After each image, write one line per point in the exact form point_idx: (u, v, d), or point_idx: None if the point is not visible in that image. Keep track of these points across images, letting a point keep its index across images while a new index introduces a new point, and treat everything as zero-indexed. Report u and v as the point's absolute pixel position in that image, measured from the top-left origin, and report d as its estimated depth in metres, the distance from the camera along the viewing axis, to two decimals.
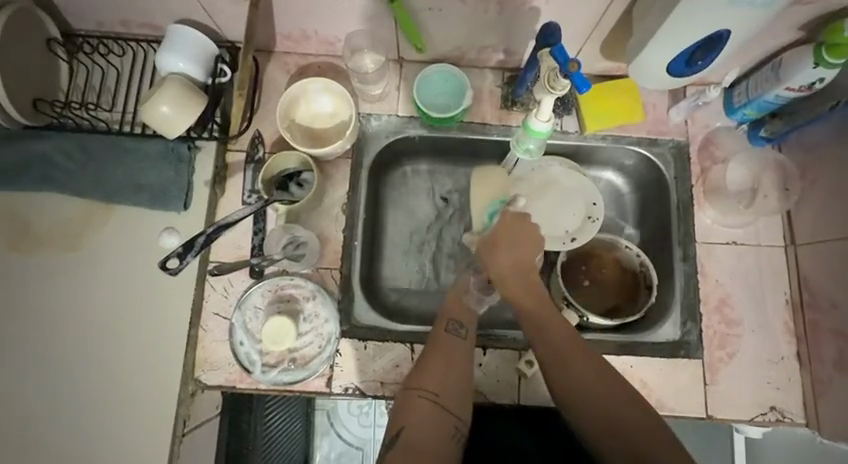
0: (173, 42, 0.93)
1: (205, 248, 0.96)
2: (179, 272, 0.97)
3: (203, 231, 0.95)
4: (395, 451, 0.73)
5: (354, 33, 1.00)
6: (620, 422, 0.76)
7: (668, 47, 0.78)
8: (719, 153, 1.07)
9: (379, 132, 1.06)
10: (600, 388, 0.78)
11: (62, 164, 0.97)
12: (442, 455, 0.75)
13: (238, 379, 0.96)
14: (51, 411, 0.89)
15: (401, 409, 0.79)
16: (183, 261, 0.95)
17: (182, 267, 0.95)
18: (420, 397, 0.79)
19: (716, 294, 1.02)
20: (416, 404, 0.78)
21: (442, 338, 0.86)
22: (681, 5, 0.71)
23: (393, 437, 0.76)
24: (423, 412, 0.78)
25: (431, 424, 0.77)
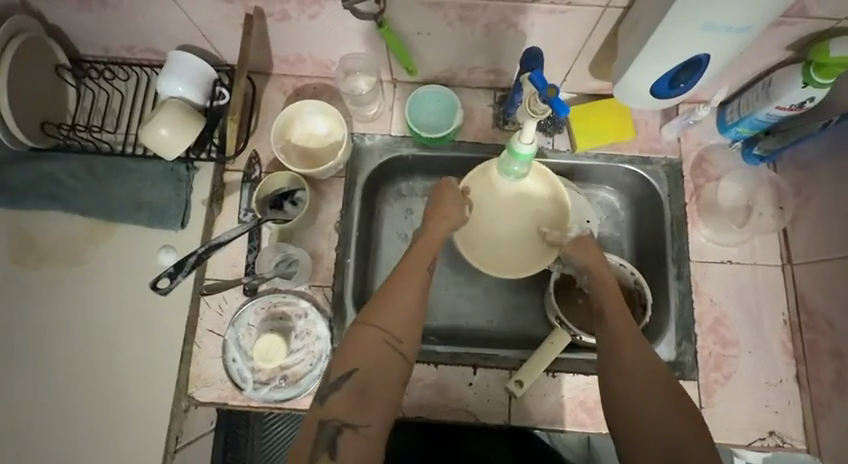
0: (172, 68, 0.96)
1: (197, 267, 0.96)
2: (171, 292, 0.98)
3: (196, 250, 0.95)
4: (339, 396, 0.70)
5: (347, 56, 1.01)
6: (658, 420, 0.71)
7: (651, 70, 0.78)
8: (713, 171, 1.06)
9: (373, 150, 1.08)
10: (652, 388, 0.73)
11: (67, 183, 1.00)
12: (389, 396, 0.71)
13: (230, 396, 0.97)
14: (62, 417, 0.95)
15: (356, 348, 0.72)
16: (173, 281, 0.96)
17: (172, 286, 0.96)
18: (383, 343, 0.73)
19: (711, 313, 1.00)
20: (373, 348, 0.73)
21: (415, 280, 0.79)
22: (657, 34, 0.72)
23: (341, 378, 0.71)
24: (379, 356, 0.73)
25: (385, 371, 0.72)
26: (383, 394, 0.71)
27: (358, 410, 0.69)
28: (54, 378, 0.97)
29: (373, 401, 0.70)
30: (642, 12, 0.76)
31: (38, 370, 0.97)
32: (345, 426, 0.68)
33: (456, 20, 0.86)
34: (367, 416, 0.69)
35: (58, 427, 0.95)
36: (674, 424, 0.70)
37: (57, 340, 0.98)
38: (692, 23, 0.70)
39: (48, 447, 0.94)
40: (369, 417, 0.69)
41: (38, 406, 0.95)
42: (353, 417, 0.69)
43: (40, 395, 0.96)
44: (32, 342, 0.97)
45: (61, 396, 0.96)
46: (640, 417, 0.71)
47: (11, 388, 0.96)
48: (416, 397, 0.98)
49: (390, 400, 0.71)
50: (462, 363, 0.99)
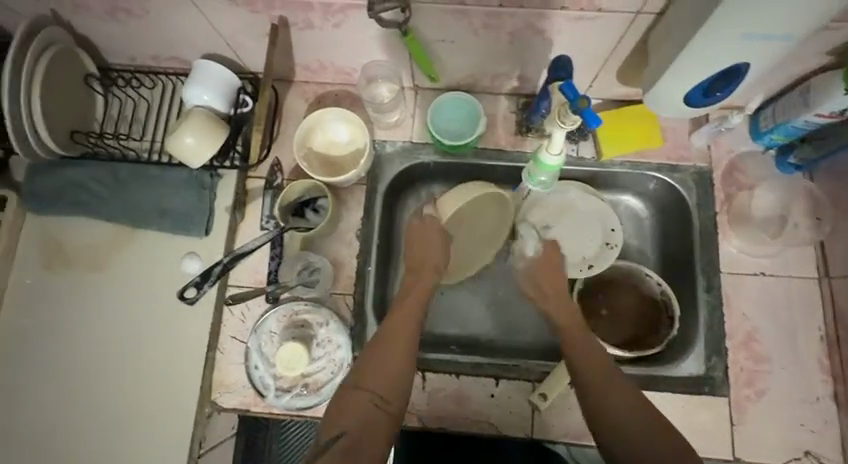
0: (198, 76, 0.96)
1: (222, 277, 1.01)
2: (197, 302, 1.01)
3: (221, 260, 1.00)
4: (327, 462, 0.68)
5: (369, 64, 1.01)
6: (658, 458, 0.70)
7: (685, 78, 0.76)
8: (745, 180, 1.03)
9: (394, 157, 1.07)
10: (640, 422, 0.73)
11: (94, 190, 1.02)
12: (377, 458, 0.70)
13: (252, 403, 0.98)
14: (91, 419, 0.98)
15: (346, 409, 0.73)
16: (201, 290, 1.00)
17: (199, 296, 1.00)
18: (371, 404, 0.74)
19: (743, 327, 0.97)
20: (358, 408, 0.73)
21: (401, 331, 0.81)
22: (692, 46, 0.70)
23: (329, 442, 0.70)
24: (366, 415, 0.72)
25: (373, 430, 0.72)
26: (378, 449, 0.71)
27: None
28: (84, 381, 0.99)
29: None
30: (676, 18, 0.73)
31: (69, 373, 1.00)
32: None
33: (481, 27, 0.85)
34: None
35: (88, 429, 0.97)
36: (671, 457, 0.70)
37: (85, 344, 1.00)
38: (730, 32, 0.67)
39: (79, 448, 0.97)
40: None
41: (70, 408, 0.98)
42: None
43: (71, 398, 0.99)
44: (64, 347, 1.00)
45: (90, 399, 0.99)
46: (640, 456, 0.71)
47: (46, 389, 0.99)
48: (437, 408, 0.97)
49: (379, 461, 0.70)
50: (484, 373, 0.97)
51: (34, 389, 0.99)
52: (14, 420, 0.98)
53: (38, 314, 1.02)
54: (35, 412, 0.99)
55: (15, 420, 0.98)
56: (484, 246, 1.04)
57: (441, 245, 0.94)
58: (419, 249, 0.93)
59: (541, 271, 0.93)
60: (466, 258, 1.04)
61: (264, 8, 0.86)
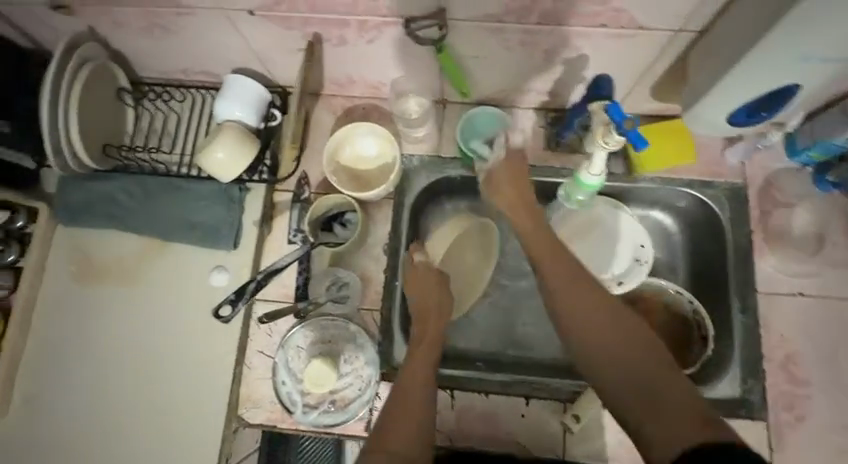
0: (228, 91, 0.96)
1: (254, 296, 1.01)
2: (231, 321, 1.00)
3: (254, 277, 1.00)
4: None
5: (399, 79, 1.01)
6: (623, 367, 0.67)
7: (730, 98, 0.75)
8: (781, 197, 1.01)
9: (421, 170, 1.05)
10: (605, 333, 0.70)
11: (124, 203, 1.03)
12: None
13: (280, 419, 0.97)
14: (118, 432, 0.98)
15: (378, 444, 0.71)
16: (234, 309, 0.99)
17: (233, 315, 0.99)
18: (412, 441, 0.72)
19: (781, 350, 0.95)
20: None
21: (417, 370, 0.81)
22: (737, 70, 0.70)
23: None
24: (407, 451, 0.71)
25: None
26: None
27: None
28: (111, 394, 0.99)
29: None
30: (723, 38, 0.72)
31: (97, 385, 1.00)
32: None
33: (517, 44, 0.84)
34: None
35: (115, 443, 0.97)
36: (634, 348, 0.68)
37: (114, 357, 1.01)
38: (782, 53, 0.66)
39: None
40: None
41: (97, 422, 0.99)
42: None
43: (99, 411, 0.99)
44: (93, 361, 1.01)
45: (117, 413, 0.99)
46: (604, 364, 0.68)
47: (75, 401, 1.00)
48: (466, 428, 0.95)
49: None
50: (514, 393, 0.96)
51: (62, 403, 1.00)
52: (42, 432, 0.99)
53: (68, 327, 1.02)
54: (63, 426, 0.99)
55: (44, 433, 0.99)
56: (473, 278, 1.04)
57: (437, 287, 0.93)
58: (425, 294, 0.92)
59: (511, 187, 0.91)
60: (462, 295, 1.04)
61: (299, 25, 0.86)
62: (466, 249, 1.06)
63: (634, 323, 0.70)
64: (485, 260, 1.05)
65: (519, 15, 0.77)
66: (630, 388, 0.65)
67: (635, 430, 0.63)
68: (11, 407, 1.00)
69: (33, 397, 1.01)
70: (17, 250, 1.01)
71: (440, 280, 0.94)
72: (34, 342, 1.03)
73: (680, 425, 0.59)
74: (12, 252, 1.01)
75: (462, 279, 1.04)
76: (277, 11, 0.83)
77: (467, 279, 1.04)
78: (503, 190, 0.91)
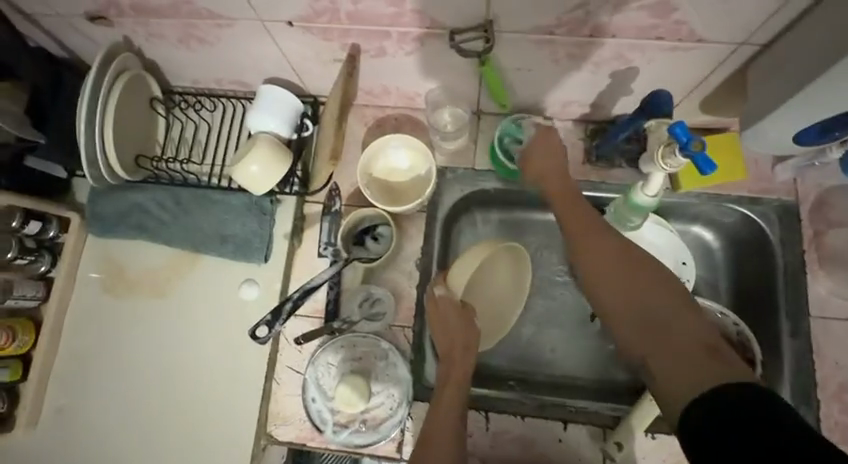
0: (263, 102, 0.94)
1: (291, 314, 0.97)
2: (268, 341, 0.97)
3: (290, 297, 0.96)
4: None
5: (437, 90, 0.98)
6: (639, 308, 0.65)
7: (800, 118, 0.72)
8: (833, 217, 0.97)
9: (456, 183, 1.02)
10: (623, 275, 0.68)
11: (155, 214, 1.02)
12: None
13: (309, 437, 0.95)
14: (146, 445, 0.97)
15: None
16: (272, 330, 0.96)
17: (271, 336, 0.95)
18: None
19: (835, 377, 0.90)
20: None
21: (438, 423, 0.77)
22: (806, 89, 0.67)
23: None
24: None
25: None
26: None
27: None
28: (140, 407, 0.98)
29: None
30: (793, 52, 0.68)
31: (127, 398, 0.99)
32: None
33: (564, 57, 0.81)
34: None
35: (144, 458, 0.96)
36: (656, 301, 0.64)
37: (144, 369, 1.00)
38: None
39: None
40: None
41: (125, 435, 0.98)
42: None
43: (128, 424, 0.98)
44: (122, 373, 1.00)
45: (146, 426, 0.98)
46: (611, 300, 0.67)
47: (104, 413, 0.99)
48: (500, 451, 0.92)
49: None
50: (551, 416, 0.92)
51: (92, 415, 0.99)
52: (72, 444, 0.98)
53: (97, 338, 1.02)
54: (92, 438, 0.98)
55: (73, 444, 0.98)
56: (505, 299, 0.95)
57: (460, 322, 0.83)
58: (448, 329, 0.84)
59: (534, 151, 0.86)
60: (495, 318, 0.95)
61: (339, 37, 0.84)
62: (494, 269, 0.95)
63: (654, 267, 0.67)
64: (517, 279, 0.95)
65: (571, 27, 0.74)
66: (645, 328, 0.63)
67: (646, 367, 0.61)
68: (42, 418, 1.00)
69: (61, 408, 1.00)
70: (49, 260, 1.01)
71: (464, 314, 0.84)
72: (65, 351, 1.02)
73: (686, 358, 0.58)
74: (43, 263, 1.00)
75: (491, 301, 0.95)
76: (317, 23, 0.81)
77: (495, 302, 0.95)
78: (533, 163, 0.86)
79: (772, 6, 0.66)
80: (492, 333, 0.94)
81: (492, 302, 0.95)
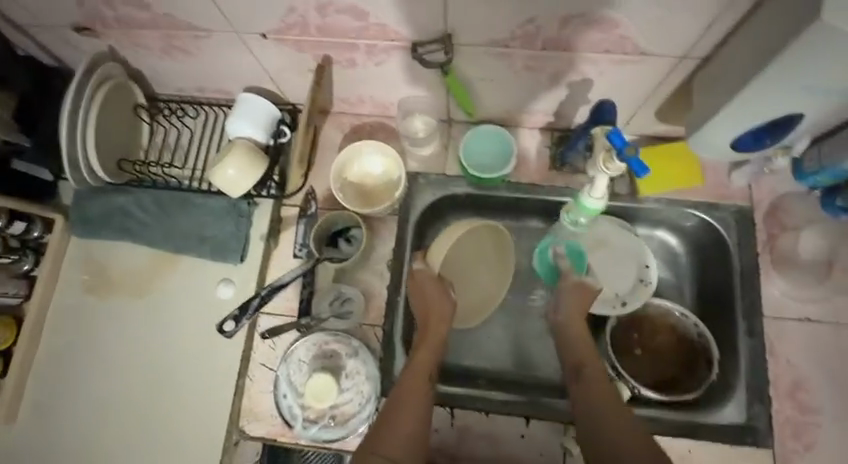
0: (241, 109, 0.99)
1: (260, 310, 1.01)
2: (234, 334, 1.02)
3: (258, 294, 1.00)
4: None
5: (408, 98, 1.02)
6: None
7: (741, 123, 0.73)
8: (787, 222, 1.00)
9: (427, 189, 1.06)
10: (625, 429, 0.75)
11: (138, 217, 1.06)
12: None
13: (280, 433, 0.98)
14: (121, 439, 1.00)
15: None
16: (238, 324, 1.00)
17: (237, 330, 1.00)
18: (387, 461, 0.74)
19: (789, 376, 0.93)
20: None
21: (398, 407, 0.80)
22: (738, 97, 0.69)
23: None
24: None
25: None
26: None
27: None
28: (117, 402, 1.01)
29: None
30: (726, 64, 0.72)
31: (105, 395, 1.02)
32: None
33: (522, 68, 0.86)
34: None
35: (118, 451, 0.99)
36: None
37: (120, 365, 1.03)
38: (787, 84, 0.66)
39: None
40: None
41: (101, 429, 1.00)
42: None
43: (105, 420, 1.01)
44: (101, 370, 1.03)
45: (122, 421, 1.01)
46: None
47: (81, 408, 1.02)
48: (465, 446, 0.95)
49: None
50: (515, 413, 0.94)
51: (69, 411, 1.02)
52: (49, 440, 1.01)
53: (78, 336, 1.05)
54: (68, 434, 1.01)
55: (51, 440, 1.01)
56: (491, 281, 1.01)
57: (437, 292, 0.90)
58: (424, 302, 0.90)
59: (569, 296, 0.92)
60: (478, 300, 1.01)
61: (310, 48, 0.89)
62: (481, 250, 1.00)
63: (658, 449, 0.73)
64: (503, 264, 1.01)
65: (524, 40, 0.79)
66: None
67: None
68: (21, 413, 1.02)
69: (38, 403, 1.03)
70: (33, 259, 1.05)
71: (439, 287, 0.90)
72: (45, 349, 1.05)
73: None
74: (27, 262, 1.04)
75: (478, 282, 1.01)
76: (289, 35, 0.85)
77: (477, 283, 1.01)
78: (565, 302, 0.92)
79: (706, 22, 0.71)
80: (470, 316, 1.00)
81: (474, 284, 1.01)
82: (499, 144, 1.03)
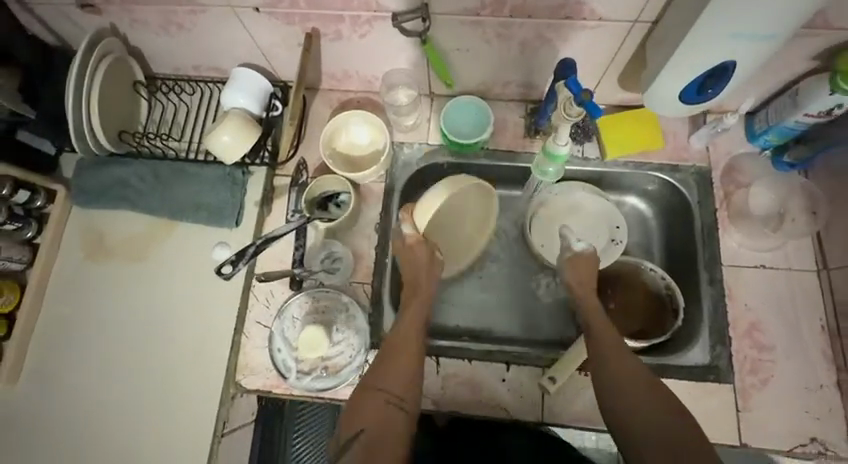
0: (236, 81, 1.06)
1: (256, 256, 1.05)
2: (231, 276, 1.06)
3: (254, 243, 1.04)
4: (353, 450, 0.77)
5: (392, 72, 1.10)
6: (658, 439, 0.75)
7: (665, 87, 0.88)
8: (742, 179, 1.09)
9: (411, 159, 1.14)
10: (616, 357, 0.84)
11: (136, 186, 1.11)
12: (391, 436, 0.79)
13: (275, 385, 1.03)
14: (122, 396, 1.04)
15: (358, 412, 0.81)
16: (235, 268, 1.03)
17: (233, 273, 1.03)
18: (387, 404, 0.82)
19: (747, 318, 1.01)
20: (375, 407, 0.81)
21: (396, 360, 0.86)
22: (684, 42, 0.78)
23: (349, 439, 0.79)
24: (382, 416, 0.81)
25: (390, 427, 0.80)
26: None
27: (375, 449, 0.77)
28: (117, 361, 1.06)
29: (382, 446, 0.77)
30: (672, 23, 0.82)
31: (105, 357, 1.06)
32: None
33: (494, 37, 0.95)
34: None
35: (118, 407, 1.04)
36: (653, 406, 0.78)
37: (120, 326, 1.08)
38: (721, 31, 0.75)
39: (111, 428, 1.03)
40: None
41: (101, 387, 1.05)
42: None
43: (107, 380, 1.05)
44: (101, 334, 1.08)
45: (122, 378, 1.05)
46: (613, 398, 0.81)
47: (81, 368, 1.06)
48: (450, 393, 1.01)
49: (392, 440, 0.78)
50: (495, 359, 1.02)
51: (70, 374, 1.06)
52: (50, 401, 1.05)
53: (78, 302, 1.10)
54: (69, 395, 1.05)
55: (53, 400, 1.05)
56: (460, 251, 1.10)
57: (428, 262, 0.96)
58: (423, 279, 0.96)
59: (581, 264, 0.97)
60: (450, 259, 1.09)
61: (300, 21, 0.97)
62: (467, 208, 1.08)
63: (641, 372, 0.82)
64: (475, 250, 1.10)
65: (494, 8, 0.88)
66: (658, 447, 0.74)
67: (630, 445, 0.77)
68: (22, 375, 1.07)
69: (40, 365, 1.07)
70: (35, 227, 1.10)
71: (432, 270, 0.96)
72: (46, 315, 1.09)
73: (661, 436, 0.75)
74: (29, 230, 1.09)
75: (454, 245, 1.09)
76: (280, 8, 0.94)
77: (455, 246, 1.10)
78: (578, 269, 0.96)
79: None
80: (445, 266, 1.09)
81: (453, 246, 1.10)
82: (477, 116, 1.11)
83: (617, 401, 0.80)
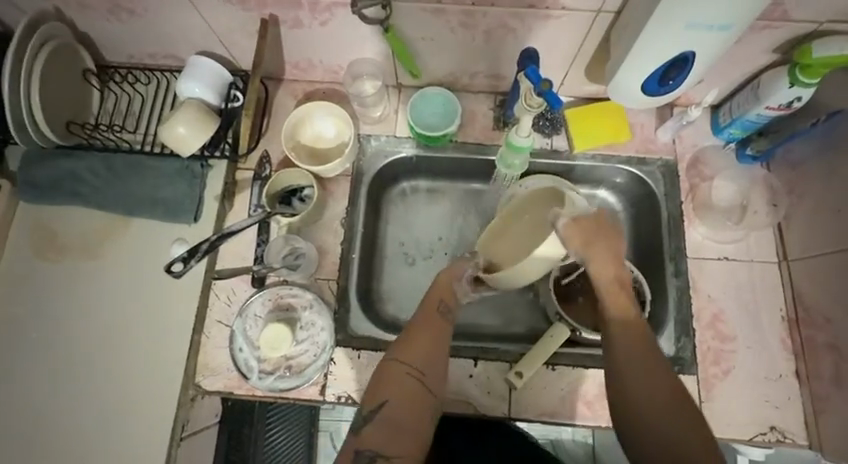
0: (193, 71, 1.02)
1: (209, 253, 1.00)
2: (185, 276, 1.00)
3: (208, 239, 0.99)
4: (372, 428, 0.74)
5: (356, 62, 1.07)
6: (664, 433, 0.72)
7: (630, 85, 0.89)
8: (707, 171, 1.09)
9: (378, 152, 1.11)
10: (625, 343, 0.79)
11: (87, 180, 1.05)
12: (416, 416, 0.77)
13: (236, 386, 0.99)
14: (73, 400, 0.99)
15: (381, 387, 0.78)
16: (187, 265, 0.98)
17: (186, 270, 0.98)
18: (407, 376, 0.78)
19: (710, 309, 1.02)
20: (399, 382, 0.78)
21: (416, 341, 0.82)
22: (645, 32, 0.78)
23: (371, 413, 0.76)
24: (407, 389, 0.78)
25: (414, 402, 0.77)
26: (402, 450, 0.73)
27: (394, 434, 0.74)
28: (68, 364, 1.01)
29: (405, 427, 0.75)
30: (633, 12, 0.81)
31: (56, 359, 1.01)
32: (380, 457, 0.72)
33: (458, 25, 0.93)
34: (401, 448, 0.73)
35: (70, 413, 0.99)
36: (665, 398, 0.75)
37: (71, 328, 1.02)
38: (679, 21, 0.75)
39: (64, 434, 0.97)
40: (403, 449, 0.73)
41: (52, 392, 0.99)
42: (389, 448, 0.73)
43: (58, 385, 1.00)
44: (52, 335, 1.02)
45: (74, 382, 1.00)
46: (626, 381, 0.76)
47: (29, 372, 1.00)
48: None
49: (417, 419, 0.76)
50: (463, 355, 1.00)
51: (18, 377, 1.00)
52: None
53: (26, 302, 1.04)
54: (16, 400, 0.99)
55: None
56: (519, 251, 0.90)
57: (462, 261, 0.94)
58: (443, 281, 0.91)
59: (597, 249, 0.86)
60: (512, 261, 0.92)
61: (256, 7, 0.93)
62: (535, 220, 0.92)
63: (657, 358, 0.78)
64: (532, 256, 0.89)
65: None
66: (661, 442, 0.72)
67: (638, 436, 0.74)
68: None
69: None
70: None
71: (454, 271, 0.93)
72: None
73: (672, 430, 0.72)
74: None
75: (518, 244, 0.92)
76: None
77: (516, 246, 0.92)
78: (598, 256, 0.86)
79: None
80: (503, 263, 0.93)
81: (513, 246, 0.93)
82: (445, 107, 1.09)
83: (620, 395, 0.76)
